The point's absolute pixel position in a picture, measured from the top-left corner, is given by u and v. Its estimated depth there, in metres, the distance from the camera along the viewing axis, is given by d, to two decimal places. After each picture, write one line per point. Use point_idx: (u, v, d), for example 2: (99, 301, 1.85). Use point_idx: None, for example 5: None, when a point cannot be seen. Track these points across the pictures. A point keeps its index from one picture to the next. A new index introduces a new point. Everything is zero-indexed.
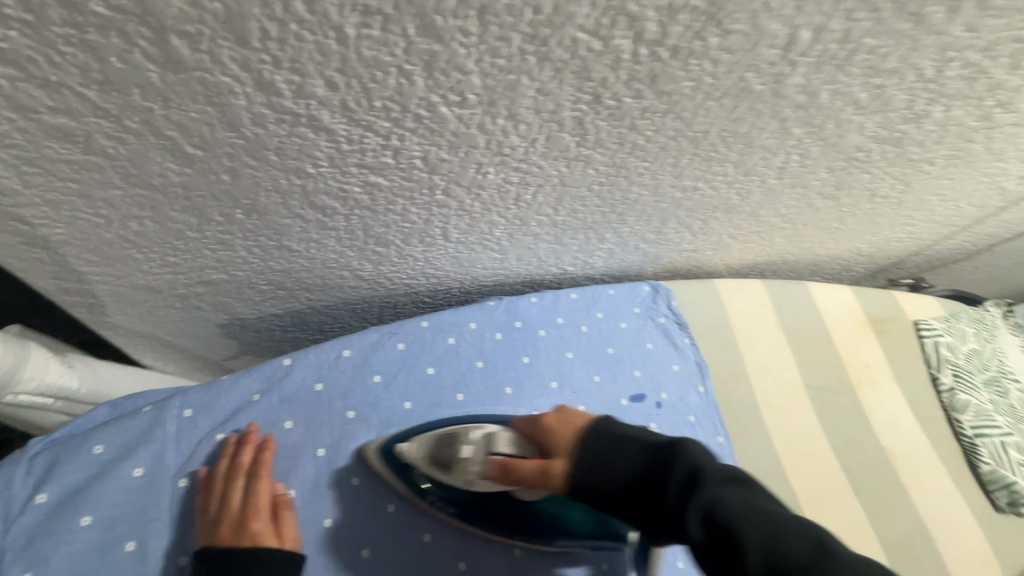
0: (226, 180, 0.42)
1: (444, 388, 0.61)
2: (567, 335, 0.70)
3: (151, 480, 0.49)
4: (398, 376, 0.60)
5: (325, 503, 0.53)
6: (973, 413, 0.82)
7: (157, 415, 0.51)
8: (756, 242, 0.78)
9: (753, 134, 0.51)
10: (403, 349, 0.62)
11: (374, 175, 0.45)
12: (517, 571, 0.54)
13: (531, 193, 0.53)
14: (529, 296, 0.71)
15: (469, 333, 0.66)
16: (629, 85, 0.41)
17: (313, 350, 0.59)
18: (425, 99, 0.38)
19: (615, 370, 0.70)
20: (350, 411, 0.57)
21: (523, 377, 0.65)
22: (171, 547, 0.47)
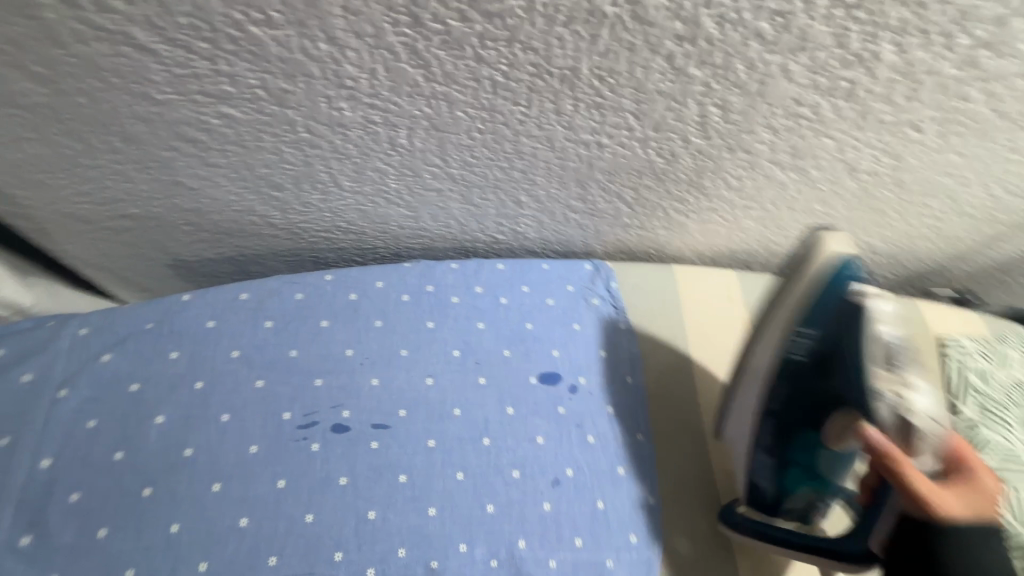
0: (86, 103, 0.45)
1: (335, 342, 0.60)
2: (483, 306, 0.65)
3: (34, 387, 0.54)
4: (292, 324, 0.60)
5: (189, 435, 0.53)
6: (998, 455, 0.65)
7: (58, 330, 0.57)
8: (720, 223, 0.69)
9: (638, 74, 0.44)
10: (300, 299, 0.62)
11: (223, 105, 0.46)
12: (363, 534, 0.50)
13: (405, 137, 0.51)
14: (449, 262, 0.68)
15: (373, 291, 0.64)
16: (446, 4, 0.38)
17: (214, 291, 0.61)
18: (229, 17, 0.38)
19: (532, 347, 0.64)
20: (235, 350, 0.58)
21: (423, 342, 0.62)
22: (35, 447, 0.51)
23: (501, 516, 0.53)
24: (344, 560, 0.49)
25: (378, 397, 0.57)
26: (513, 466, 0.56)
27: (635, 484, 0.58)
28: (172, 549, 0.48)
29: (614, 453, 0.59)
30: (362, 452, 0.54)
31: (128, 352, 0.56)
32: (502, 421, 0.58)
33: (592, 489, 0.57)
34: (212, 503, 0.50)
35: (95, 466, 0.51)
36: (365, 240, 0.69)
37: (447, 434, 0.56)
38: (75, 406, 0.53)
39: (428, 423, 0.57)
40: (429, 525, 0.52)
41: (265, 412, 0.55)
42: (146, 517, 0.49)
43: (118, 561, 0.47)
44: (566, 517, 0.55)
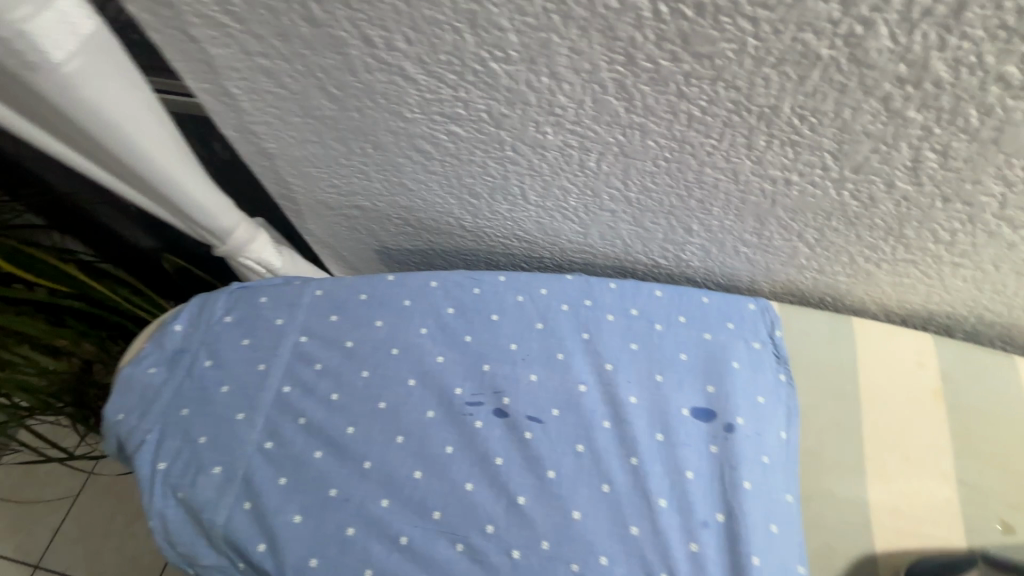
0: (357, 118, 0.59)
1: (502, 337, 0.68)
2: (637, 328, 0.68)
3: (284, 328, 0.69)
4: (470, 316, 0.70)
5: (385, 390, 0.65)
6: None
7: (301, 288, 0.72)
8: (918, 277, 0.62)
9: (845, 115, 0.44)
10: (478, 293, 0.71)
11: (452, 125, 0.56)
12: (511, 512, 0.58)
13: (594, 160, 0.56)
14: (610, 280, 0.71)
15: (538, 297, 0.70)
16: (660, 46, 0.42)
17: (413, 277, 0.73)
18: (477, 55, 0.47)
19: (682, 377, 0.65)
20: (424, 329, 0.69)
21: (577, 352, 0.67)
22: (280, 375, 0.66)
23: (642, 538, 0.56)
24: (495, 534, 0.57)
25: (535, 395, 0.65)
26: (656, 493, 0.59)
27: (779, 544, 0.55)
28: (366, 483, 0.60)
29: (762, 506, 0.57)
30: (518, 442, 0.62)
31: (349, 314, 0.70)
32: (648, 445, 0.61)
33: (743, 539, 0.55)
34: (398, 450, 0.62)
35: (319, 398, 0.65)
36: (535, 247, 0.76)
37: (596, 444, 0.62)
38: (310, 348, 0.68)
39: (579, 431, 0.62)
40: (574, 525, 0.57)
41: (440, 387, 0.65)
42: (349, 449, 0.62)
43: (328, 478, 0.60)
44: (707, 559, 0.55)
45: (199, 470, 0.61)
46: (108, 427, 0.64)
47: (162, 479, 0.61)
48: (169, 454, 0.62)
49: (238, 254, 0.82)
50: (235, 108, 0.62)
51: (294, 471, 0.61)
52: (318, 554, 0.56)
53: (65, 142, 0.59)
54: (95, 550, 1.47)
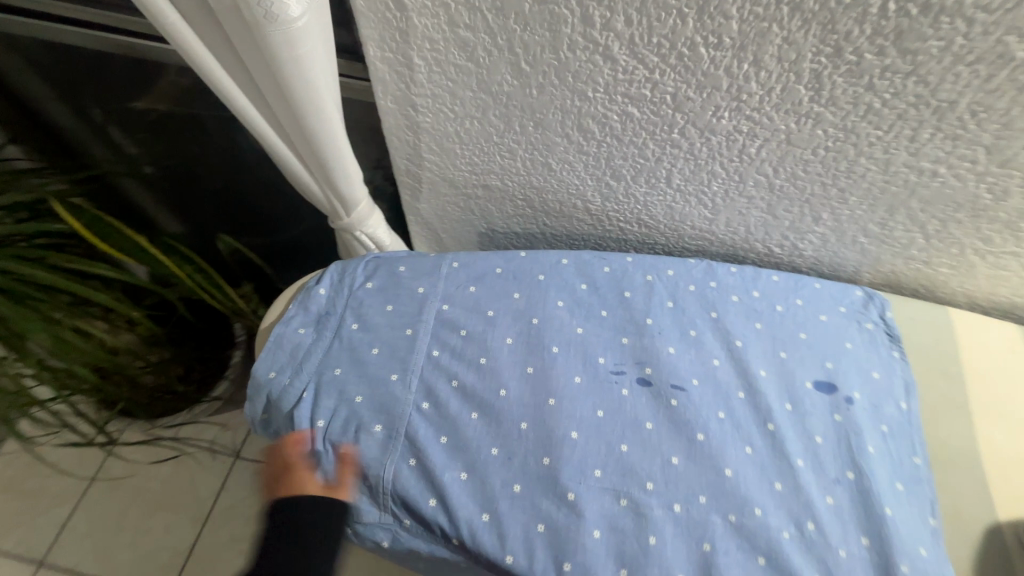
0: (534, 95, 0.62)
1: (636, 312, 0.72)
2: (760, 308, 0.73)
3: (425, 295, 0.71)
4: (604, 294, 0.73)
5: (529, 356, 0.67)
6: None
7: (439, 261, 0.74)
8: (1015, 270, 0.70)
9: (1013, 112, 0.50)
10: (609, 271, 0.75)
11: (631, 105, 0.60)
12: (668, 474, 0.60)
13: (756, 146, 0.61)
14: (729, 266, 0.76)
15: (665, 277, 0.75)
16: (872, 41, 0.48)
17: (544, 255, 0.76)
18: (689, 40, 0.52)
19: (804, 353, 0.69)
20: (560, 302, 0.72)
21: (705, 327, 0.71)
22: (430, 340, 0.68)
23: (787, 495, 0.59)
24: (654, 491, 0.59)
25: (673, 364, 0.68)
26: (797, 456, 0.62)
27: (913, 502, 0.60)
28: (525, 442, 0.62)
29: (892, 469, 0.62)
30: (662, 406, 0.65)
31: (487, 283, 0.73)
32: (783, 413, 0.65)
33: (878, 498, 0.59)
34: (550, 412, 0.63)
35: (467, 359, 0.67)
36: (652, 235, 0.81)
37: (734, 410, 0.65)
38: (453, 314, 0.70)
39: (717, 398, 0.66)
40: (726, 483, 0.60)
41: (583, 356, 0.68)
42: (504, 412, 0.63)
43: (486, 438, 0.62)
44: (846, 513, 0.59)
45: (359, 427, 0.62)
46: (258, 385, 0.66)
47: (321, 436, 0.62)
48: (326, 411, 0.63)
49: (356, 228, 0.83)
50: (409, 79, 0.64)
51: (450, 430, 0.62)
52: (489, 509, 0.58)
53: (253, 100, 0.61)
54: (109, 544, 1.36)
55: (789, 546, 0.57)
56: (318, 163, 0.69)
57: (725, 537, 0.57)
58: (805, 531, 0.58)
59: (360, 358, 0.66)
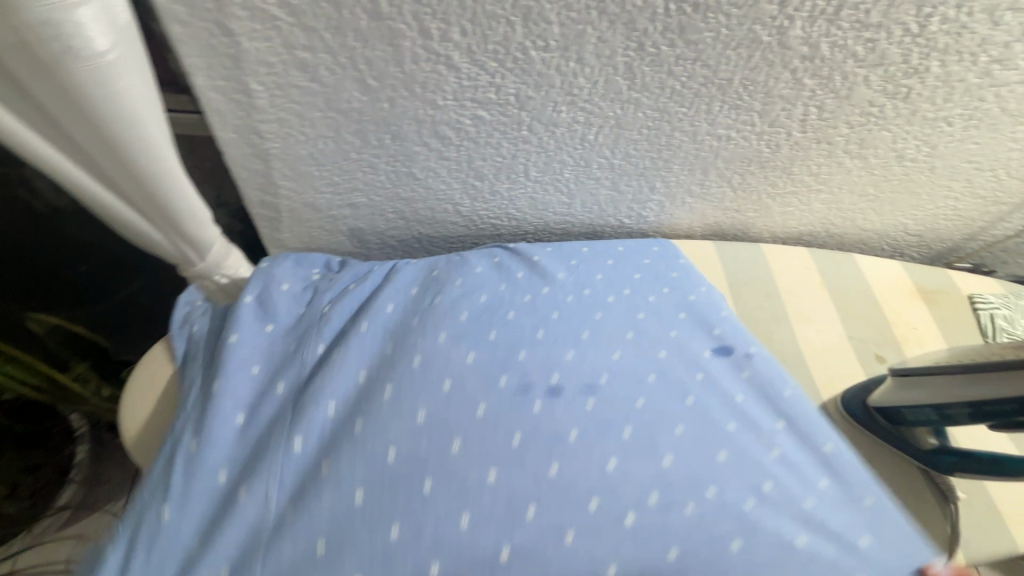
0: (386, 108, 0.63)
1: (525, 327, 0.65)
2: (637, 297, 0.71)
3: (279, 391, 0.61)
4: (488, 316, 0.66)
5: (416, 404, 0.57)
6: (997, 326, 0.90)
7: (301, 345, 0.65)
8: (796, 205, 0.88)
9: (770, 83, 0.65)
10: (484, 301, 0.68)
11: (480, 109, 0.65)
12: (607, 483, 0.53)
13: (593, 133, 0.70)
14: (604, 261, 0.76)
15: (544, 293, 0.69)
16: (664, 35, 0.58)
17: (411, 300, 0.68)
18: (521, 44, 0.57)
19: (690, 328, 0.68)
20: (441, 336, 0.62)
21: (599, 323, 0.66)
22: (281, 437, 0.57)
23: (738, 456, 0.56)
24: (600, 507, 0.52)
25: (578, 366, 0.61)
26: (727, 421, 0.59)
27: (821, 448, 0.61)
28: (433, 507, 0.51)
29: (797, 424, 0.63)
30: (582, 412, 0.57)
31: (355, 349, 0.63)
32: (699, 384, 0.62)
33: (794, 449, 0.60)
34: (455, 462, 0.54)
35: (341, 443, 0.56)
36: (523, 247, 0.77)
37: (654, 393, 0.59)
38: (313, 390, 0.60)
39: (633, 386, 0.60)
40: (669, 472, 0.54)
41: (482, 380, 0.59)
42: (400, 487, 0.52)
43: (386, 515, 0.51)
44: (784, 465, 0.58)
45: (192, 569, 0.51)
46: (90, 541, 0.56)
47: None
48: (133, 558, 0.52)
49: (216, 272, 0.75)
50: (249, 106, 0.61)
51: (336, 536, 0.51)
52: None
53: (64, 152, 0.55)
54: None
55: (754, 514, 0.53)
56: (157, 207, 0.61)
57: (692, 534, 0.51)
58: (762, 494, 0.54)
59: (225, 496, 0.55)
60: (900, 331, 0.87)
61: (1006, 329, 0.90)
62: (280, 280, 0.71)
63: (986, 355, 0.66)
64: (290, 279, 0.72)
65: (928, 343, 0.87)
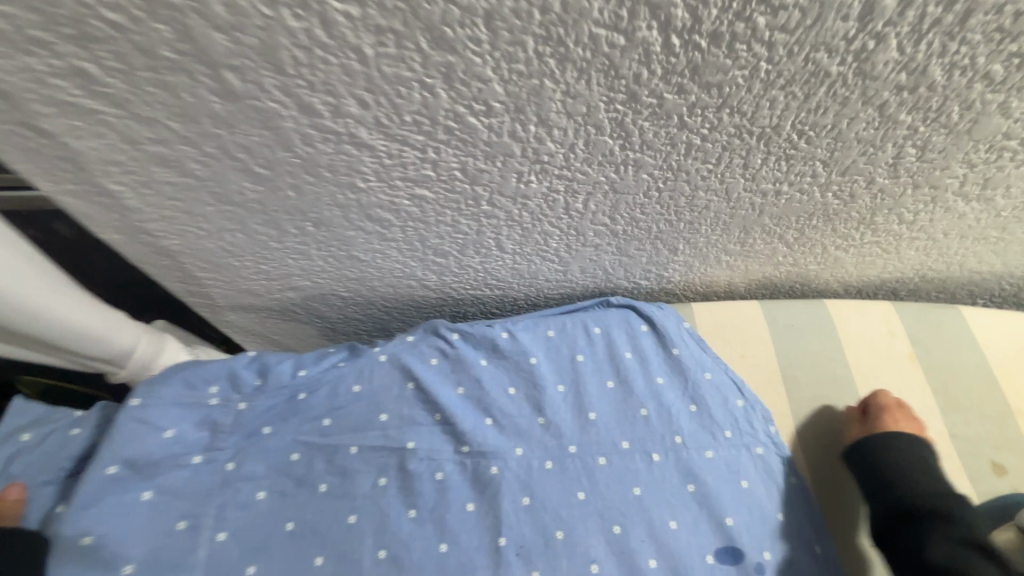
0: (293, 196, 0.47)
1: (485, 529, 0.53)
2: (633, 468, 0.57)
3: None
4: (436, 508, 0.54)
5: None
6: None
7: (192, 539, 0.51)
8: (878, 255, 0.65)
9: (841, 125, 0.43)
10: (440, 479, 0.56)
11: (418, 188, 0.47)
12: None
13: (581, 201, 0.51)
14: (607, 382, 0.63)
15: (514, 463, 0.57)
16: (667, 79, 0.37)
17: (349, 475, 0.56)
18: (451, 111, 0.39)
19: (694, 515, 0.55)
20: (381, 551, 0.52)
21: (576, 521, 0.54)
22: None
23: None
24: None
25: None
26: None
27: None
28: None
29: None
30: None
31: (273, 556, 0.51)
32: None
33: None
34: None
35: None
36: (490, 369, 0.63)
37: None
38: None
39: None
40: None
41: None
42: None
43: None
44: None
45: None
46: None
47: None
48: None
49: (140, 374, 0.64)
50: (119, 207, 0.48)
51: None
52: None
53: None
54: None
55: None
56: (17, 332, 0.50)
57: None
58: None
59: None
60: None
61: None
62: (159, 427, 0.56)
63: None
64: (174, 422, 0.56)
65: None
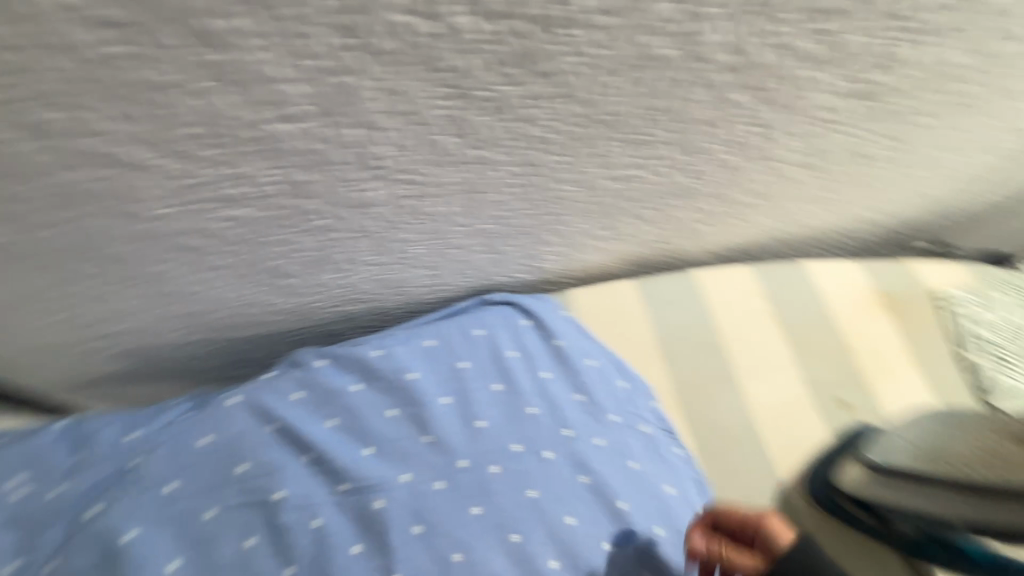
0: (70, 228, 0.39)
1: (374, 570, 0.49)
2: (527, 470, 0.56)
3: None
4: (316, 560, 0.48)
5: None
6: (974, 342, 0.75)
7: None
8: (735, 225, 0.68)
9: (681, 108, 0.42)
10: (318, 526, 0.50)
11: (233, 207, 0.40)
12: None
13: (434, 205, 0.46)
14: (492, 385, 0.60)
15: (401, 491, 0.53)
16: (493, 70, 0.34)
17: (206, 545, 0.48)
18: (243, 118, 0.34)
19: (589, 505, 0.55)
20: None
21: (473, 539, 0.51)
22: None
23: None
24: None
25: None
26: None
27: None
28: None
29: None
30: None
31: None
32: None
33: None
34: None
35: None
36: (364, 393, 0.57)
37: None
38: None
39: None
40: None
41: None
42: None
43: None
44: None
45: None
46: None
47: None
48: None
49: None
50: None
51: None
52: None
53: None
54: None
55: None
56: None
57: None
58: None
59: None
60: (864, 361, 0.71)
61: (980, 336, 0.75)
62: None
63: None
64: None
65: (895, 372, 0.71)
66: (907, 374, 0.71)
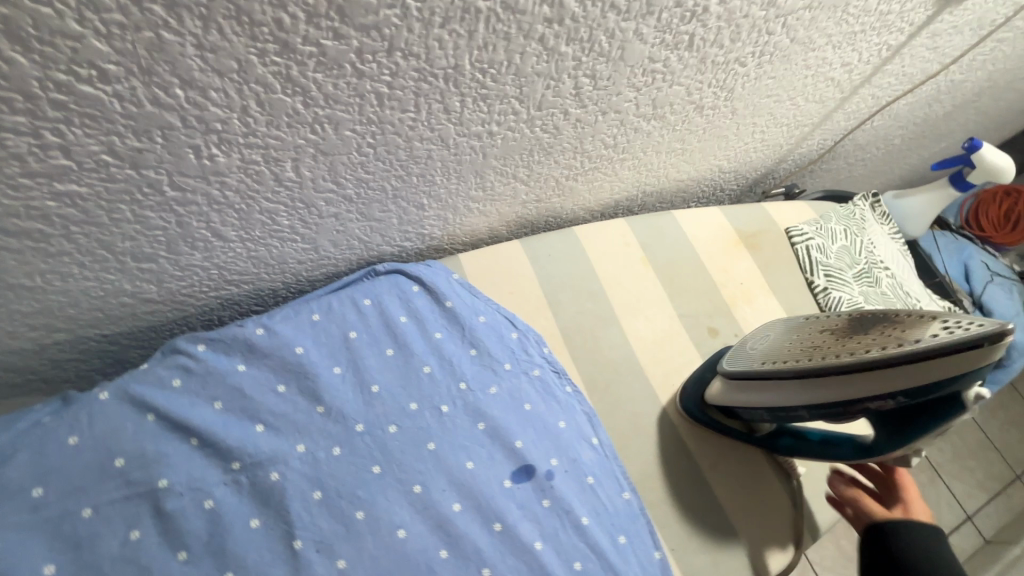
0: None
1: (276, 540, 0.49)
2: (425, 424, 0.58)
3: None
4: (212, 540, 0.48)
5: None
6: (819, 264, 0.86)
7: None
8: (603, 178, 0.74)
9: (515, 60, 0.46)
10: (212, 507, 0.49)
11: (59, 182, 0.38)
12: None
13: (291, 169, 0.46)
14: (384, 349, 0.62)
15: (299, 461, 0.53)
16: (317, 24, 0.35)
17: (88, 543, 0.46)
18: (47, 80, 0.32)
19: (488, 449, 0.58)
20: None
21: (376, 495, 0.53)
22: None
23: None
24: None
25: None
26: None
27: (637, 545, 0.58)
28: None
29: (610, 524, 0.58)
30: None
31: None
32: (490, 543, 0.53)
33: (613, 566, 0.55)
34: None
35: None
36: (251, 374, 0.57)
37: None
38: None
39: None
40: None
41: None
42: None
43: None
44: None
45: None
46: None
47: None
48: None
49: None
50: None
51: None
52: None
53: None
54: None
55: None
56: None
57: None
58: None
59: None
60: (728, 292, 0.80)
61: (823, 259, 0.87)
62: None
63: (847, 339, 0.55)
64: None
65: (754, 299, 0.81)
66: (764, 300, 0.81)
